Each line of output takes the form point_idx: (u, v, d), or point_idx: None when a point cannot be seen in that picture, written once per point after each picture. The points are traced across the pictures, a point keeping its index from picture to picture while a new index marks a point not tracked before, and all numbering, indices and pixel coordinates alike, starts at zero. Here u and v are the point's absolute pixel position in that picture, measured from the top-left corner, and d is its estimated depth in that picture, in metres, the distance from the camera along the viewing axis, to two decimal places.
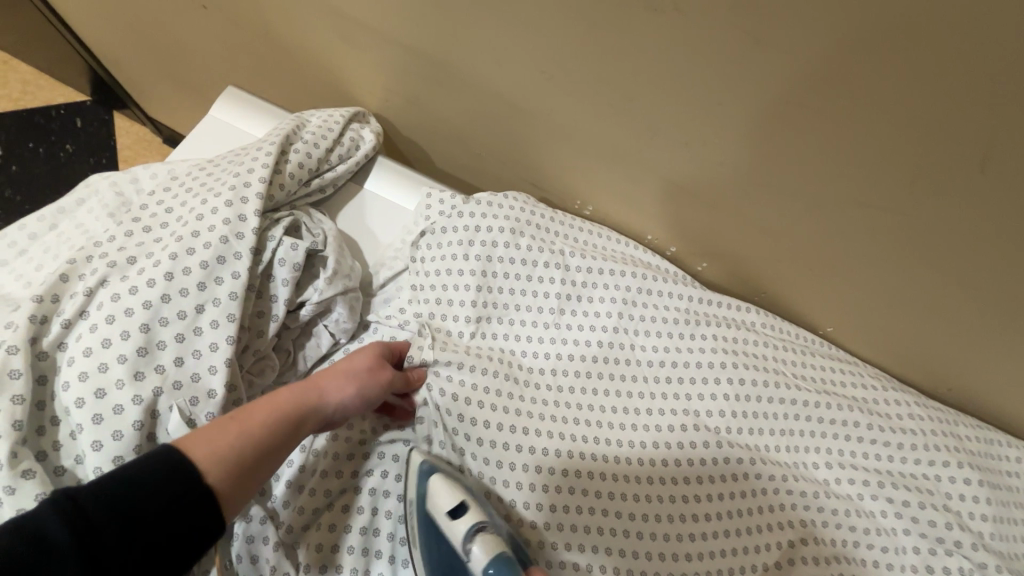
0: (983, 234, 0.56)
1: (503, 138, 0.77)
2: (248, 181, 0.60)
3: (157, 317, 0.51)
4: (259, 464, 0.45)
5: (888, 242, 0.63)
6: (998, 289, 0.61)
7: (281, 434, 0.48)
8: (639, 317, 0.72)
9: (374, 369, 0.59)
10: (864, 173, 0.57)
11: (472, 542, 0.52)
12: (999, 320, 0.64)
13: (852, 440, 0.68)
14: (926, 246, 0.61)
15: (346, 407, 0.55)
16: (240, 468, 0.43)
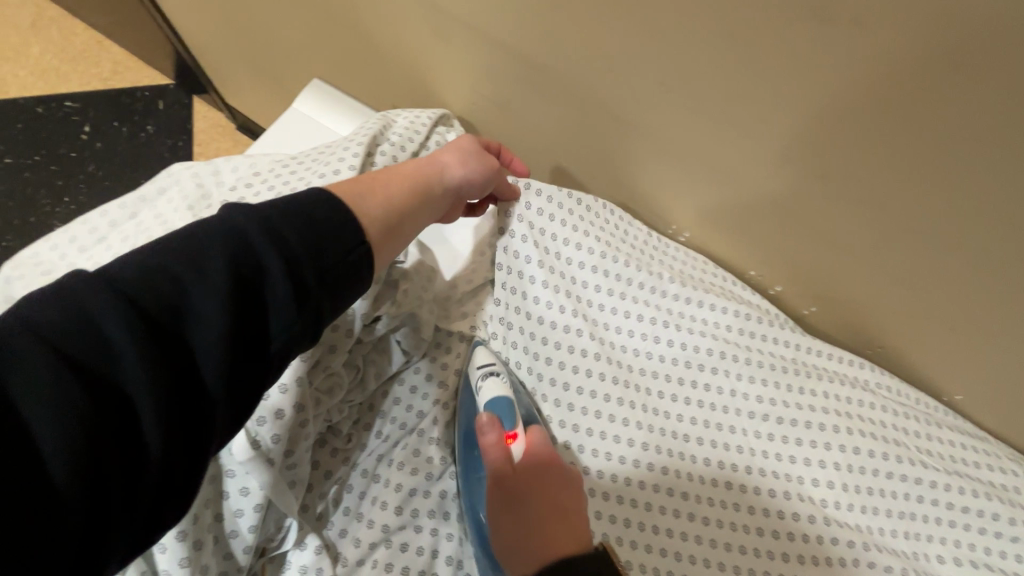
0: None
1: (598, 151, 0.70)
2: (334, 183, 0.56)
3: None
4: (404, 218, 0.49)
5: None
6: None
7: (414, 198, 0.51)
8: (740, 360, 0.63)
9: (477, 146, 0.60)
10: None
11: (486, 379, 0.58)
12: None
13: (989, 535, 0.58)
14: None
15: (469, 177, 0.58)
16: (384, 217, 0.47)
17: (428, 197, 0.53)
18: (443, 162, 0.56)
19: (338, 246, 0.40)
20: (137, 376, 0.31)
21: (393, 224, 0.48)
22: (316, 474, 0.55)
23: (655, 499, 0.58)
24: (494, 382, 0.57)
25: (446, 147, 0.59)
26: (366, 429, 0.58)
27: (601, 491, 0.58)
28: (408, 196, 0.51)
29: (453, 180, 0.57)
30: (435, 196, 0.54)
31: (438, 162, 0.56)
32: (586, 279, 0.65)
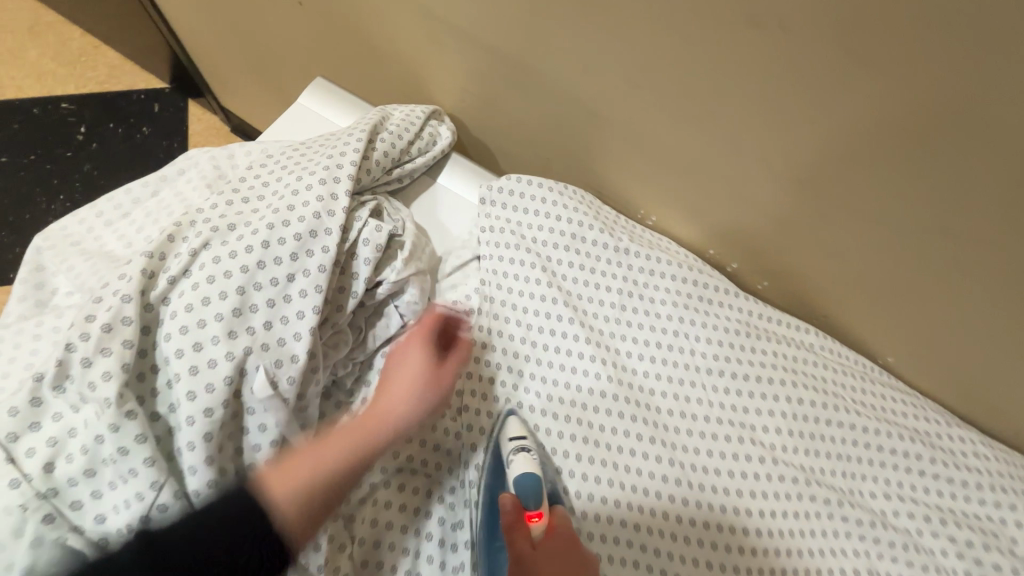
0: None
1: (573, 143, 0.79)
2: (341, 163, 0.63)
3: (252, 281, 0.53)
4: (338, 486, 0.49)
5: (970, 272, 0.61)
6: None
7: (356, 462, 0.50)
8: (701, 324, 0.71)
9: (427, 358, 0.58)
10: (949, 199, 0.56)
11: (516, 455, 0.60)
12: None
13: (913, 472, 0.66)
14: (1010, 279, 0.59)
15: (413, 412, 0.55)
16: (313, 494, 0.47)
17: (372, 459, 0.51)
18: (391, 402, 0.55)
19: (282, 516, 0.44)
20: None
21: (323, 509, 0.47)
22: (321, 424, 0.61)
23: (627, 443, 0.65)
24: (524, 458, 0.59)
25: (394, 375, 0.57)
26: (366, 387, 0.63)
27: (586, 436, 0.65)
28: (351, 472, 0.50)
29: (404, 424, 0.54)
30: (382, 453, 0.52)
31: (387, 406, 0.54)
32: (558, 253, 0.73)
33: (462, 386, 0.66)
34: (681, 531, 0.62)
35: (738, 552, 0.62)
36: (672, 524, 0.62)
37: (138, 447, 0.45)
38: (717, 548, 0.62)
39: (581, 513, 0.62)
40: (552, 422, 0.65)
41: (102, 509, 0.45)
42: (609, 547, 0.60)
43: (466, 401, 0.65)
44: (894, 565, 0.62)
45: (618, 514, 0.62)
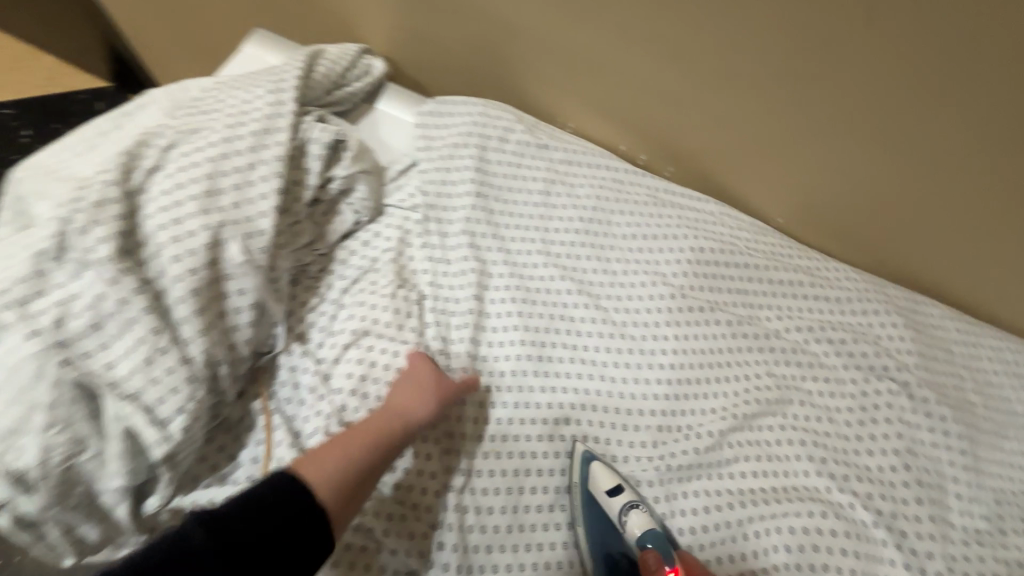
0: (879, 89, 0.69)
1: (493, 60, 0.91)
2: (285, 78, 0.72)
3: (218, 169, 0.61)
4: (356, 493, 0.57)
5: (814, 113, 0.75)
6: (903, 142, 0.73)
7: (376, 462, 0.59)
8: (615, 199, 0.83)
9: (437, 380, 0.65)
10: (781, 46, 0.70)
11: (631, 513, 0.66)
12: (908, 176, 0.76)
13: (800, 297, 0.80)
14: (842, 112, 0.74)
15: (428, 416, 0.63)
16: (343, 489, 0.56)
17: (386, 447, 0.61)
18: (403, 411, 0.62)
19: (287, 510, 0.52)
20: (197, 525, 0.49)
21: (349, 491, 0.57)
22: (295, 304, 0.70)
23: (559, 299, 0.75)
24: (639, 516, 0.66)
25: (402, 394, 0.63)
26: (330, 273, 0.73)
27: (525, 299, 0.74)
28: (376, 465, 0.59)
29: (412, 422, 0.62)
30: (394, 446, 0.61)
31: (391, 452, 0.61)
32: (490, 152, 0.82)
33: (415, 268, 0.75)
34: (607, 365, 0.73)
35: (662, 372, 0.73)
36: (602, 354, 0.73)
37: (136, 299, 0.54)
38: (644, 371, 0.72)
39: (522, 357, 0.71)
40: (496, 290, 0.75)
41: (111, 356, 0.54)
42: (554, 380, 0.71)
43: (422, 278, 0.74)
44: (787, 371, 0.75)
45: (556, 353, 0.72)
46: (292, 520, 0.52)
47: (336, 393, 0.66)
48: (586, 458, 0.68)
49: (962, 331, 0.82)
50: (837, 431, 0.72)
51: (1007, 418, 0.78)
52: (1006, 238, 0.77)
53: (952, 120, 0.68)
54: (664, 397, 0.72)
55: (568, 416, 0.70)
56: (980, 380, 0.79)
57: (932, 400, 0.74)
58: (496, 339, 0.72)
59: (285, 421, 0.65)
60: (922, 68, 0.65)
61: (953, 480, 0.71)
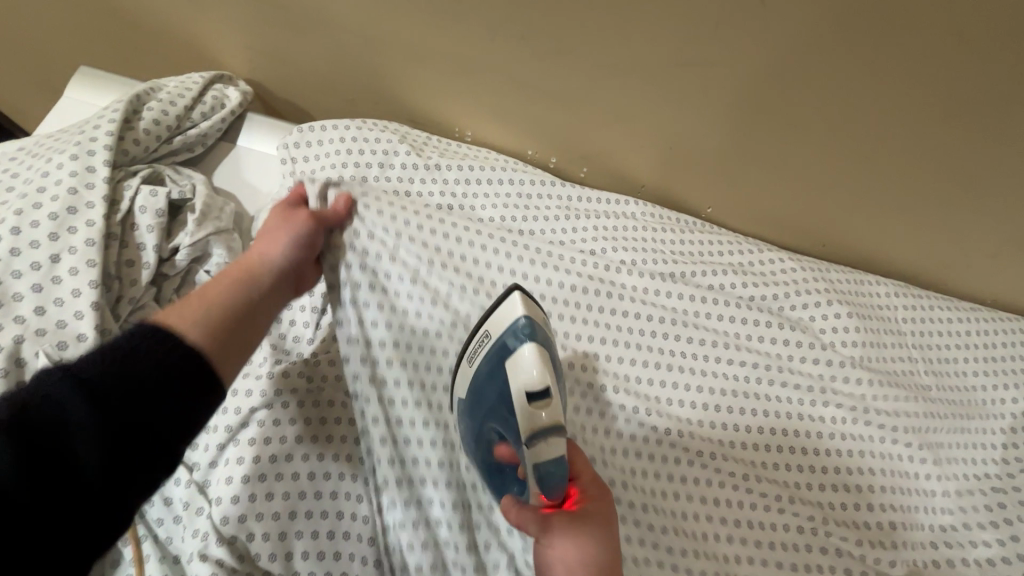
0: (784, 63, 0.62)
1: (367, 73, 0.79)
2: (95, 135, 0.59)
3: (9, 270, 0.51)
4: (243, 328, 0.44)
5: (721, 96, 0.68)
6: (818, 114, 0.67)
7: (245, 300, 0.47)
8: (524, 216, 0.74)
9: (286, 220, 0.56)
10: (670, 27, 0.62)
11: None
12: (834, 147, 0.70)
13: (741, 301, 0.72)
14: (751, 91, 0.66)
15: (289, 249, 0.54)
16: (228, 340, 0.42)
17: (252, 290, 0.48)
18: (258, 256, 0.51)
19: (177, 376, 0.36)
20: (77, 416, 0.32)
21: (234, 326, 0.43)
22: None
23: None
24: None
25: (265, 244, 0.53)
26: None
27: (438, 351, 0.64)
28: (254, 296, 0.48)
29: (277, 265, 0.52)
30: (268, 288, 0.49)
31: (260, 280, 0.50)
32: (371, 184, 0.72)
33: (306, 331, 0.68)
34: None
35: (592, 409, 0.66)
36: None
37: None
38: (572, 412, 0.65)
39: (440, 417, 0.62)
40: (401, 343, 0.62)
41: None
42: None
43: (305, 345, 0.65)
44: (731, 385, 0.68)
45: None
46: (185, 359, 0.37)
47: (213, 505, 0.56)
48: (517, 322, 0.51)
49: (908, 310, 0.77)
50: (789, 446, 0.66)
51: (965, 397, 0.73)
52: (942, 202, 0.72)
53: (873, 83, 0.62)
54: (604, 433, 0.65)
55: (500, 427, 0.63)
56: (932, 357, 0.75)
57: (885, 394, 0.69)
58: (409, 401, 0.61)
59: (159, 544, 0.56)
60: (833, 29, 0.58)
61: (912, 474, 0.67)
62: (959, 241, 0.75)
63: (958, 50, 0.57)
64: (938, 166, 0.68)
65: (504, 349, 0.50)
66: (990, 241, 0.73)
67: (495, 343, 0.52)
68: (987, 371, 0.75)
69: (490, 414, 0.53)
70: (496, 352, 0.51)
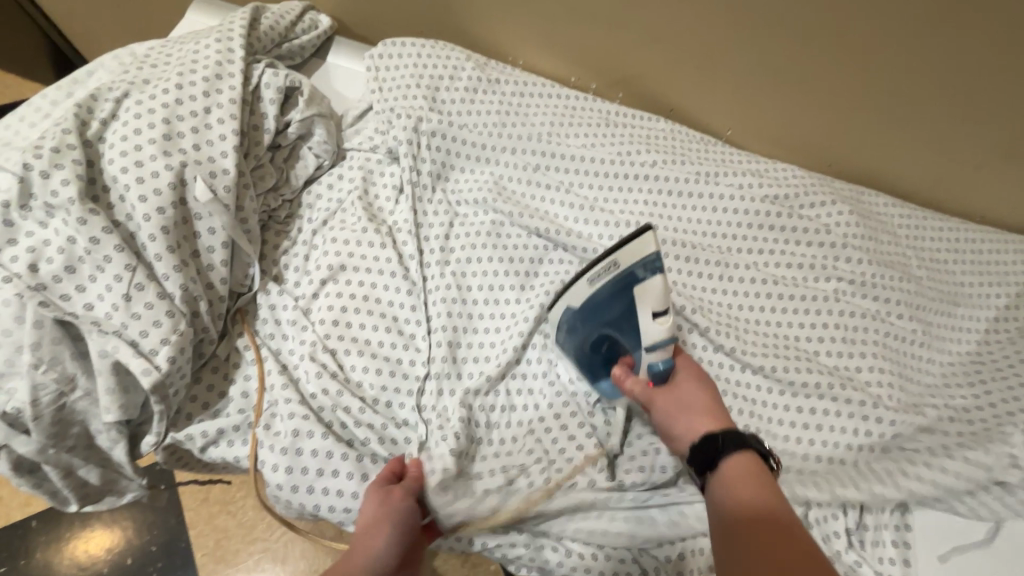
0: None
1: (436, 7, 0.94)
2: (231, 28, 0.73)
3: (174, 114, 0.63)
4: None
5: (739, 20, 0.80)
6: (823, 35, 0.78)
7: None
8: (570, 122, 0.85)
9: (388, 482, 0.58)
10: None
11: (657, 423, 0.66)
12: (837, 69, 0.81)
13: (757, 197, 0.82)
14: (765, 14, 0.79)
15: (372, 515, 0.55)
16: None
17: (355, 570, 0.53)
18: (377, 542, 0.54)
19: None
20: None
21: None
22: (268, 248, 0.72)
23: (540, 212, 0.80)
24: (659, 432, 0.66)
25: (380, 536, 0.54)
26: (299, 217, 0.75)
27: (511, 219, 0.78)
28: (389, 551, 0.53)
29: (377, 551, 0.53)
30: None
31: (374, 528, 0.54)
32: (441, 91, 0.83)
33: (386, 205, 0.77)
34: None
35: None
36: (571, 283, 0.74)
37: (106, 237, 0.55)
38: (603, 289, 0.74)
39: (503, 274, 0.74)
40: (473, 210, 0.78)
41: (90, 297, 0.55)
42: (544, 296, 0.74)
43: (385, 212, 0.77)
44: (750, 271, 0.77)
45: (529, 279, 0.74)
46: None
47: (318, 325, 0.68)
48: (648, 257, 0.57)
49: (905, 217, 0.87)
50: (807, 305, 0.75)
51: (954, 291, 0.82)
52: (938, 114, 0.81)
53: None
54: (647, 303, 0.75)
55: None
56: (925, 254, 0.85)
57: (883, 274, 0.78)
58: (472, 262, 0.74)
59: (273, 354, 0.67)
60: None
61: (911, 341, 0.76)
62: (956, 151, 0.84)
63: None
64: (934, 76, 0.77)
65: (633, 280, 0.57)
66: (983, 149, 0.82)
67: (622, 273, 0.58)
68: (976, 271, 0.84)
69: (607, 327, 0.61)
70: (624, 282, 0.58)
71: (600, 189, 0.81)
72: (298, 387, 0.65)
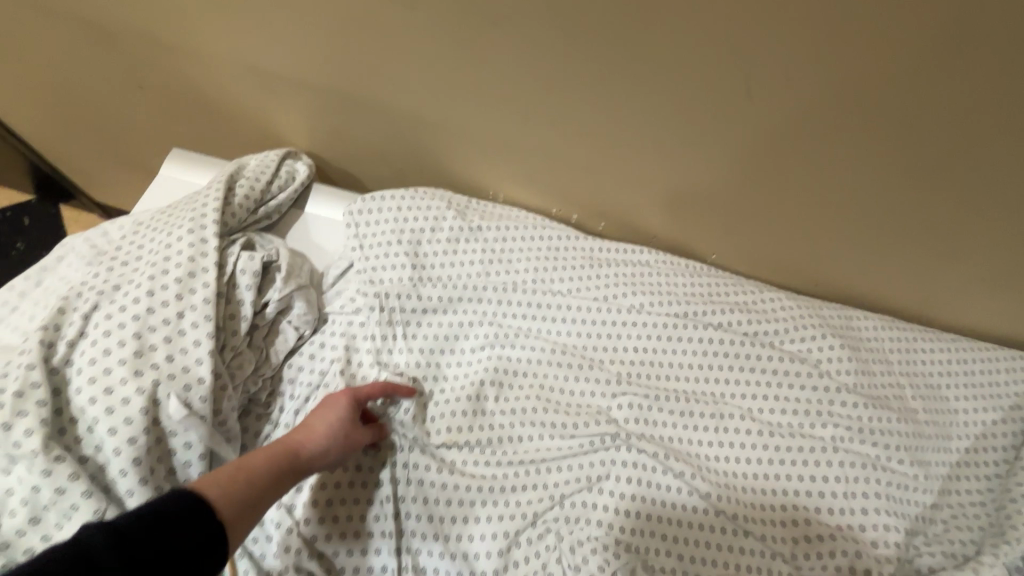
0: (766, 139, 0.76)
1: (416, 148, 0.94)
2: (205, 209, 0.72)
3: (146, 325, 0.61)
4: (258, 505, 0.53)
5: (717, 164, 0.81)
6: (801, 176, 0.79)
7: (279, 476, 0.56)
8: (555, 267, 0.84)
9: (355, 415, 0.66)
10: (676, 107, 0.75)
11: None
12: (819, 203, 0.82)
13: (746, 338, 0.81)
14: (745, 157, 0.79)
15: (329, 448, 0.62)
16: (233, 503, 0.51)
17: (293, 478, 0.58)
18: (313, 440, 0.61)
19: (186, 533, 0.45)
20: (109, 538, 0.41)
21: (245, 508, 0.52)
22: (248, 436, 0.69)
23: (529, 368, 0.78)
24: None
25: (320, 418, 0.63)
26: (280, 395, 0.72)
27: (498, 379, 0.76)
28: (329, 445, 0.62)
29: (317, 451, 0.61)
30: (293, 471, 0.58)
31: (326, 426, 0.63)
32: (423, 244, 0.82)
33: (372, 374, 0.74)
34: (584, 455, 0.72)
35: (595, 449, 0.72)
36: (565, 453, 0.72)
37: (73, 485, 0.52)
38: (591, 458, 0.72)
39: (487, 446, 0.73)
40: (461, 372, 0.77)
41: None
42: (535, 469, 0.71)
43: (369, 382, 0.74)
44: (745, 422, 0.75)
45: (518, 448, 0.73)
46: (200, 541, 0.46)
47: (302, 524, 0.65)
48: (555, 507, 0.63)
49: (893, 340, 0.86)
50: (807, 458, 0.73)
51: (947, 418, 0.81)
52: (920, 244, 0.81)
53: (887, 141, 0.71)
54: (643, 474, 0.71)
55: (615, 541, 0.67)
56: (919, 381, 0.83)
57: (879, 416, 0.77)
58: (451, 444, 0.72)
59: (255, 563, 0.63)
60: (844, 100, 0.68)
61: (915, 488, 0.74)
62: (937, 276, 0.85)
63: (952, 123, 0.66)
64: (913, 212, 0.78)
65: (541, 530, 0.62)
66: (976, 275, 0.82)
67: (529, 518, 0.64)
68: (968, 397, 0.82)
69: None
70: None
71: (588, 339, 0.80)
72: None
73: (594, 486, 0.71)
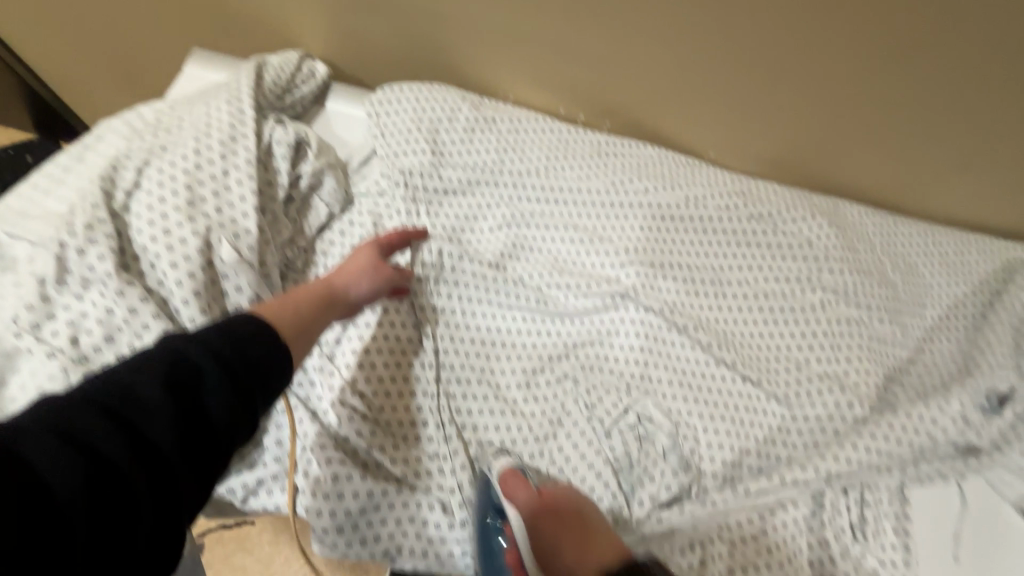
0: (761, 22, 0.82)
1: (429, 50, 0.98)
2: (239, 87, 0.76)
3: (196, 179, 0.66)
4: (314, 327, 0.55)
5: (716, 52, 0.87)
6: (794, 61, 0.85)
7: (325, 307, 0.59)
8: (565, 156, 0.89)
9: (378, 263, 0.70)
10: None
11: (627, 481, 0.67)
12: (810, 89, 0.88)
13: (743, 217, 0.88)
14: (742, 43, 0.85)
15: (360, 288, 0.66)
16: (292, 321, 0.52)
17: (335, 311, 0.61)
18: (345, 281, 0.65)
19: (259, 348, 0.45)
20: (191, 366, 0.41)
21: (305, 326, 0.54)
22: None
23: (543, 243, 0.84)
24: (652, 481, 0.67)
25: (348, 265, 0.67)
26: (315, 264, 0.77)
27: (514, 251, 0.83)
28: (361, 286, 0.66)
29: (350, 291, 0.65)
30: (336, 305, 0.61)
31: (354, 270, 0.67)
32: (442, 132, 0.87)
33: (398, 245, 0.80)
34: (595, 313, 0.80)
35: (607, 308, 0.80)
36: (579, 311, 0.80)
37: (144, 305, 0.58)
38: (602, 317, 0.80)
39: (507, 304, 0.80)
40: (480, 246, 0.83)
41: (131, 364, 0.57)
42: (549, 323, 0.79)
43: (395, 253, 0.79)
44: (740, 287, 0.83)
45: (538, 307, 0.79)
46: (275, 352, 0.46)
47: (347, 368, 0.70)
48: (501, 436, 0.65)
49: (877, 225, 0.93)
50: (795, 314, 0.82)
51: (924, 290, 0.87)
52: (904, 127, 0.88)
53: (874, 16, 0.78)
54: (650, 329, 0.79)
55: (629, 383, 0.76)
56: (899, 260, 0.90)
57: (861, 283, 0.85)
58: (475, 304, 0.79)
59: (302, 400, 0.69)
60: None
61: (892, 342, 0.82)
62: (918, 161, 0.92)
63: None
64: (896, 93, 0.84)
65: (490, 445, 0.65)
66: (952, 157, 0.90)
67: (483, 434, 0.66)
68: (943, 271, 0.89)
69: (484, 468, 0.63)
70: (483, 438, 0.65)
71: (597, 218, 0.86)
72: (331, 434, 0.67)
73: (603, 339, 0.79)
